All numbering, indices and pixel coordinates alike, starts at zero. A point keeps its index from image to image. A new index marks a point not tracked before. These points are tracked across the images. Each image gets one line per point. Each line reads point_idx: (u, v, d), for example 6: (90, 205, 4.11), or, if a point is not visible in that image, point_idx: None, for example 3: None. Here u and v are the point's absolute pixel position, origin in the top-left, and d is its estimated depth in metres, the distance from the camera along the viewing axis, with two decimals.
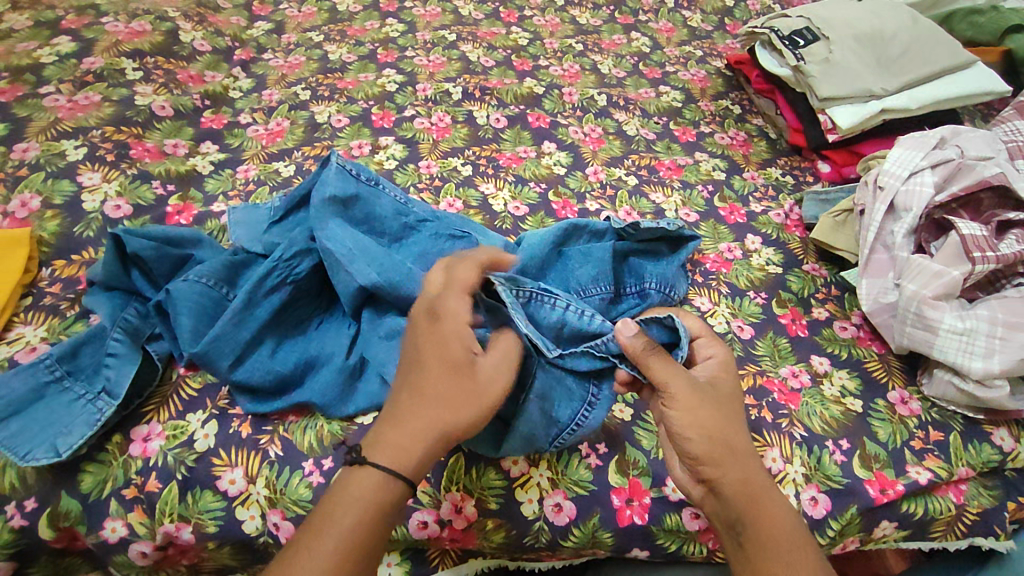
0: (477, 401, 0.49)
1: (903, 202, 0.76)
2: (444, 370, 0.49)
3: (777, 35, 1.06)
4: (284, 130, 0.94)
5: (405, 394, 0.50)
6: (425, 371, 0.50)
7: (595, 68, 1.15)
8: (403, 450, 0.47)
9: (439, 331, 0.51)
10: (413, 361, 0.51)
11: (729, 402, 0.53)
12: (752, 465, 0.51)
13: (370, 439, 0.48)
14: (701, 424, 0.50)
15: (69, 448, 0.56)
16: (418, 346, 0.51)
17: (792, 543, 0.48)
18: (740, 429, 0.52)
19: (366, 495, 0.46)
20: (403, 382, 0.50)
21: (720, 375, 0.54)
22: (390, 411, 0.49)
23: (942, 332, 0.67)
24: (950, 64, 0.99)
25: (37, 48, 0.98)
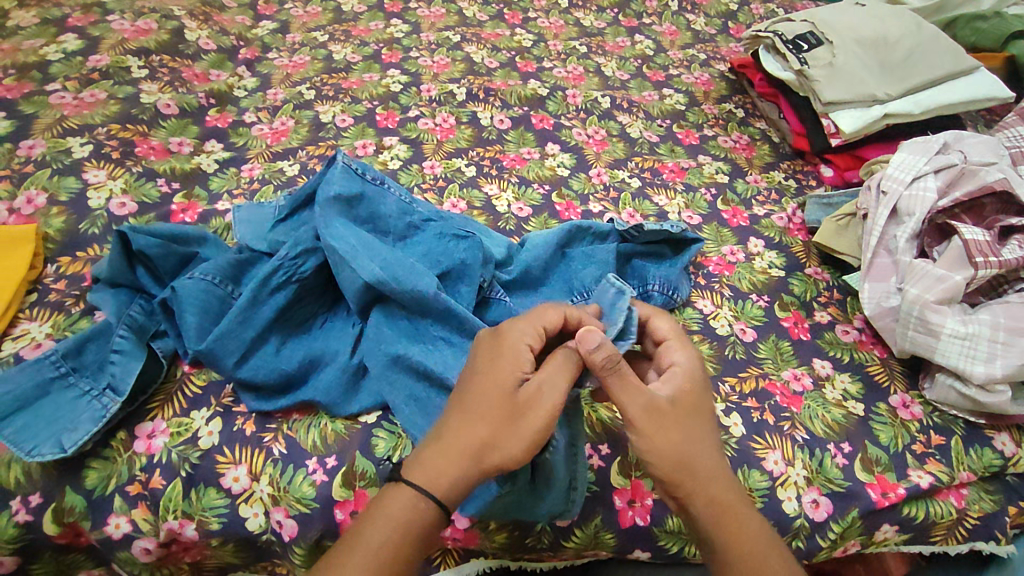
0: (522, 426, 0.49)
1: (906, 207, 0.77)
2: (496, 396, 0.49)
3: (781, 40, 1.06)
4: (288, 129, 0.95)
5: (457, 411, 0.50)
6: (477, 394, 0.50)
7: (599, 71, 1.15)
8: (442, 471, 0.48)
9: (499, 353, 0.51)
10: (468, 385, 0.51)
11: (696, 416, 0.52)
12: (723, 481, 0.50)
13: (415, 458, 0.49)
14: (668, 434, 0.50)
15: (74, 444, 0.56)
16: (478, 371, 0.51)
17: (764, 563, 0.48)
18: (707, 443, 0.51)
19: (401, 512, 0.47)
20: (457, 407, 0.51)
21: (688, 386, 0.53)
22: (440, 433, 0.50)
23: (945, 336, 0.67)
24: (954, 70, 0.99)
25: (43, 45, 0.98)
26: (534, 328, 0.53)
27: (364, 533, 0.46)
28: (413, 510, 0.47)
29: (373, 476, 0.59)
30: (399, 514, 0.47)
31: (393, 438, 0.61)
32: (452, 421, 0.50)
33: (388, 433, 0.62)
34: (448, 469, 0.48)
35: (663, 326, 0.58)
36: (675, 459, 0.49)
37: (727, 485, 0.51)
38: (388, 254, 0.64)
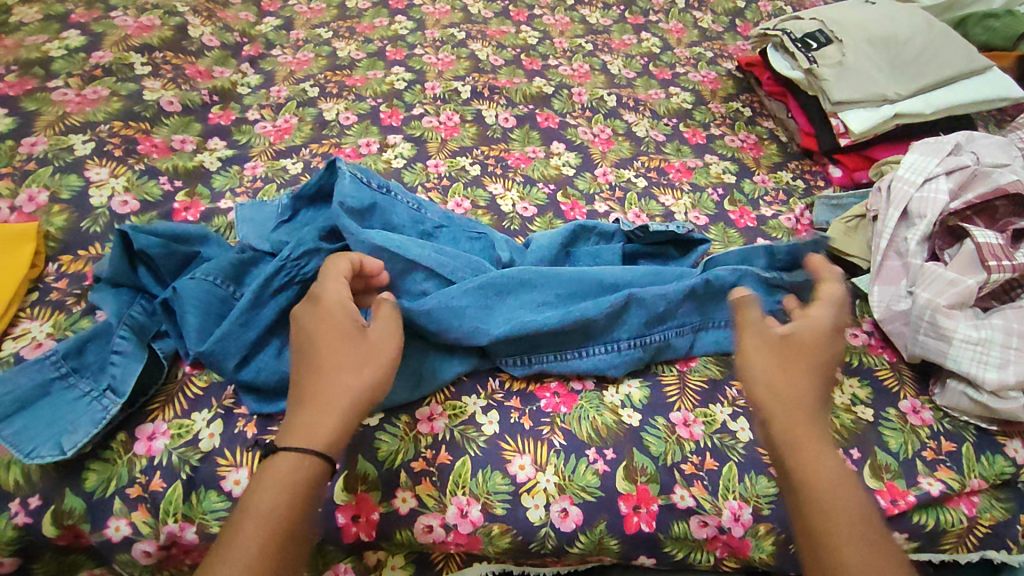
0: (376, 362, 0.53)
1: (917, 209, 0.75)
2: (344, 346, 0.53)
3: (790, 38, 1.05)
4: (292, 127, 0.94)
5: (311, 375, 0.52)
6: (320, 351, 0.53)
7: (605, 68, 1.14)
8: (312, 427, 0.49)
9: (321, 309, 0.54)
10: (304, 349, 0.53)
11: (810, 357, 0.53)
12: (818, 417, 0.51)
13: (285, 427, 0.50)
14: (771, 362, 0.53)
15: (74, 446, 0.55)
16: (314, 333, 0.53)
17: (840, 495, 0.47)
18: (811, 381, 0.52)
19: (287, 472, 0.47)
20: (304, 372, 0.52)
21: (810, 332, 0.55)
22: (298, 398, 0.51)
23: (957, 341, 0.66)
24: (965, 69, 0.98)
25: (45, 41, 0.97)
26: (342, 279, 0.56)
27: (252, 502, 0.46)
28: (295, 470, 0.47)
29: (375, 479, 0.59)
30: (280, 476, 0.47)
31: (397, 442, 0.61)
32: (306, 385, 0.51)
33: (392, 435, 0.61)
34: (320, 423, 0.49)
35: (836, 291, 0.59)
36: (775, 381, 0.52)
37: (820, 421, 0.51)
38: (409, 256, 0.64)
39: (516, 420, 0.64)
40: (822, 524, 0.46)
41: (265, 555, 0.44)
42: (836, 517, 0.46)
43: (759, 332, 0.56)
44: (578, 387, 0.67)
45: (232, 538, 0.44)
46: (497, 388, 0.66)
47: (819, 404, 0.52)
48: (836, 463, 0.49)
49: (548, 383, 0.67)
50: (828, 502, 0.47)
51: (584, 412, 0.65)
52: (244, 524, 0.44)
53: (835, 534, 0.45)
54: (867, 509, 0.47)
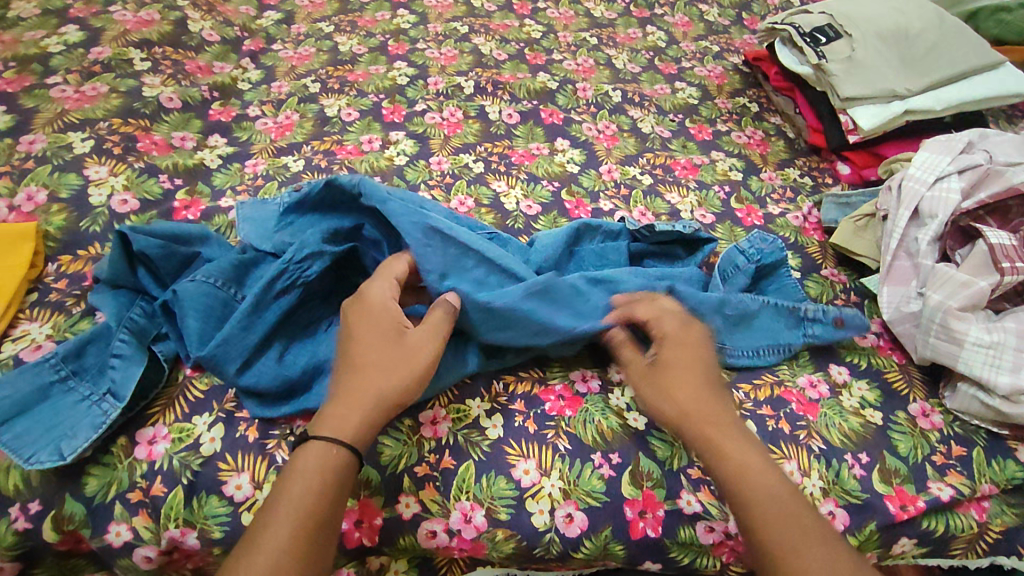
0: (414, 362, 0.55)
1: (928, 209, 0.74)
2: (383, 346, 0.55)
3: (798, 32, 1.03)
4: (293, 124, 0.93)
5: (349, 366, 0.54)
6: (361, 347, 0.55)
7: (610, 63, 1.12)
8: (344, 417, 0.51)
9: (366, 310, 0.57)
10: (348, 344, 0.56)
11: (685, 363, 0.58)
12: (716, 414, 0.56)
13: (316, 419, 0.52)
14: (656, 387, 0.58)
15: (74, 451, 0.55)
16: (360, 328, 0.56)
17: (754, 490, 0.51)
18: (696, 386, 0.57)
19: (315, 463, 0.49)
20: (345, 366, 0.55)
21: (670, 339, 0.60)
22: (337, 392, 0.53)
23: (968, 344, 0.65)
24: (978, 64, 0.97)
25: (43, 37, 0.96)
26: (391, 280, 0.60)
27: (283, 490, 0.48)
28: (324, 459, 0.49)
29: (378, 484, 0.58)
30: (310, 466, 0.49)
31: (400, 446, 0.60)
32: (343, 376, 0.54)
33: (396, 440, 0.60)
34: (351, 415, 0.52)
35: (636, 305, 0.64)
36: (667, 403, 0.57)
37: (716, 420, 0.55)
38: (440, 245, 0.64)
39: (520, 424, 0.63)
40: (758, 525, 0.50)
41: (295, 541, 0.46)
42: (761, 515, 0.50)
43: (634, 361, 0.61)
44: (584, 390, 0.66)
45: (262, 525, 0.46)
46: (500, 391, 0.65)
47: (710, 402, 0.56)
48: (742, 456, 0.53)
49: (553, 385, 0.66)
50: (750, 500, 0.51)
51: (589, 415, 0.64)
52: (274, 512, 0.46)
53: (770, 532, 0.49)
54: (786, 491, 0.51)
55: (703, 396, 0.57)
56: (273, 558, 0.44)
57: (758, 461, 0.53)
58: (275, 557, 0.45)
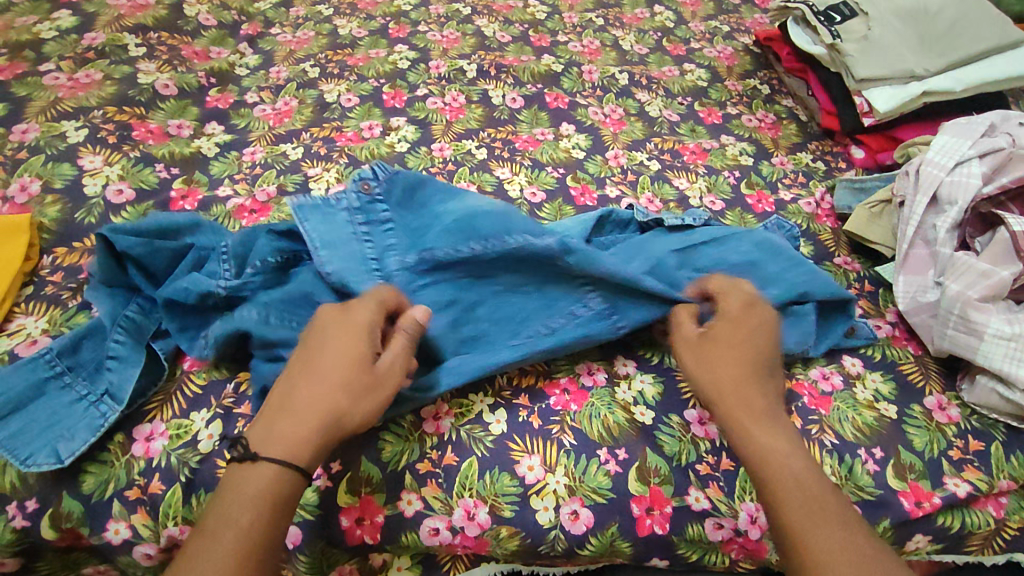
0: (373, 396, 0.52)
1: (947, 195, 0.72)
2: (351, 365, 0.51)
3: (812, 11, 1.00)
4: (292, 110, 0.91)
5: (304, 384, 0.51)
6: (326, 362, 0.52)
7: (617, 45, 1.09)
8: (291, 440, 0.48)
9: (341, 326, 0.54)
10: (313, 357, 0.52)
11: (731, 342, 0.57)
12: (752, 399, 0.55)
13: (261, 435, 0.49)
14: (705, 359, 0.57)
15: (72, 454, 0.54)
16: (328, 341, 0.53)
17: (792, 476, 0.51)
18: (741, 366, 0.56)
19: (261, 488, 0.46)
20: (301, 378, 0.51)
21: (724, 323, 0.59)
22: (286, 407, 0.50)
23: (988, 336, 0.63)
24: (1000, 43, 0.93)
25: (36, 22, 0.94)
26: (376, 301, 0.56)
27: (230, 518, 0.45)
28: (275, 486, 0.47)
29: (379, 481, 0.57)
30: (257, 492, 0.46)
31: (401, 442, 0.59)
32: (295, 389, 0.51)
33: (396, 436, 0.59)
34: (300, 437, 0.48)
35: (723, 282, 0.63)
36: (705, 384, 0.57)
37: (752, 402, 0.55)
38: (593, 266, 0.62)
39: (524, 419, 0.61)
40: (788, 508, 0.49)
41: (243, 570, 0.43)
42: (787, 500, 0.50)
43: (681, 333, 0.61)
44: (589, 383, 0.65)
45: (207, 553, 0.43)
46: (504, 385, 0.64)
47: (750, 386, 0.55)
48: (769, 440, 0.53)
49: (558, 379, 0.65)
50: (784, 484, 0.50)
51: (594, 410, 0.63)
52: (223, 538, 0.44)
53: (789, 516, 0.49)
54: (808, 474, 0.51)
55: (753, 376, 0.56)
56: None
57: (784, 447, 0.53)
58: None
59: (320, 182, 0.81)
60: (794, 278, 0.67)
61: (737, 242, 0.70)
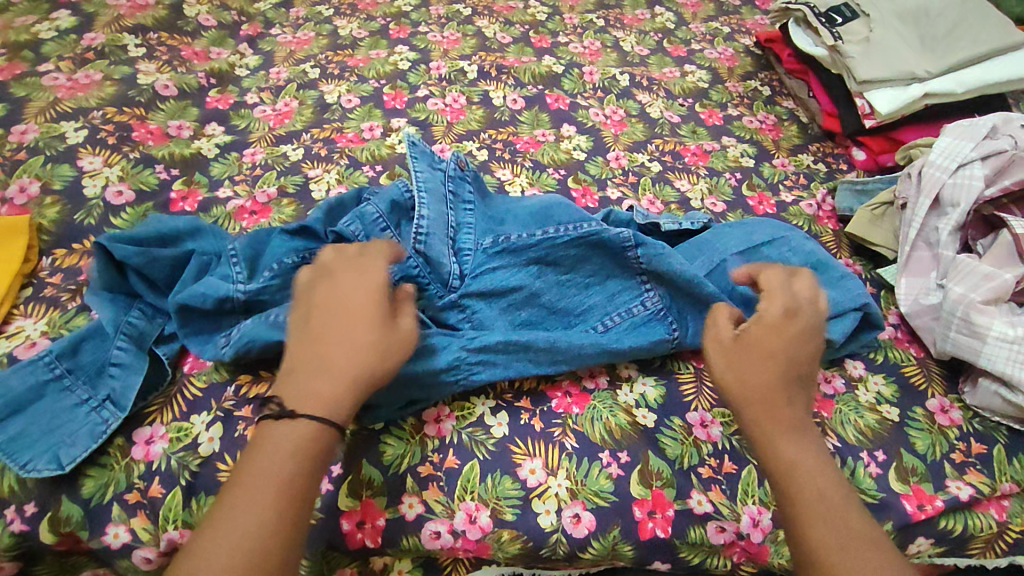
0: (400, 352, 0.52)
1: (950, 197, 0.72)
2: (374, 321, 0.51)
3: (813, 12, 1.00)
4: (292, 111, 0.90)
5: (333, 342, 0.50)
6: (352, 320, 0.51)
7: (618, 46, 1.09)
8: (329, 399, 0.48)
9: (365, 283, 0.53)
10: (336, 312, 0.51)
11: (767, 347, 0.53)
12: (781, 410, 0.52)
13: (295, 393, 0.48)
14: (735, 363, 0.54)
15: (72, 461, 0.54)
16: (350, 296, 0.52)
17: (823, 498, 0.48)
18: (775, 375, 0.53)
19: (299, 443, 0.46)
20: (326, 335, 0.50)
21: (761, 326, 0.54)
22: (316, 365, 0.49)
23: (991, 339, 0.63)
24: (1001, 45, 0.93)
25: (35, 22, 0.94)
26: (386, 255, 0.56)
27: (267, 469, 0.45)
28: (312, 438, 0.46)
29: (381, 485, 0.57)
30: (295, 444, 0.46)
31: (403, 445, 0.59)
32: (318, 346, 0.50)
33: (398, 438, 0.59)
34: (337, 398, 0.48)
35: (774, 275, 0.57)
36: (738, 389, 0.53)
37: (779, 415, 0.52)
38: (663, 262, 0.65)
39: (526, 422, 0.61)
40: (813, 532, 0.46)
41: (285, 518, 0.43)
42: (810, 523, 0.47)
43: (714, 334, 0.56)
44: (591, 386, 0.65)
45: (243, 504, 0.43)
46: (506, 388, 0.63)
47: (783, 395, 0.52)
48: (798, 455, 0.50)
49: (560, 382, 0.64)
50: (811, 506, 0.48)
51: (596, 413, 0.63)
52: (260, 489, 0.44)
53: (809, 529, 0.46)
54: (836, 494, 0.48)
55: (785, 385, 0.53)
56: (256, 536, 0.42)
57: (812, 464, 0.50)
58: (258, 541, 0.42)
59: (321, 184, 0.81)
60: (857, 287, 0.67)
61: (799, 243, 0.71)
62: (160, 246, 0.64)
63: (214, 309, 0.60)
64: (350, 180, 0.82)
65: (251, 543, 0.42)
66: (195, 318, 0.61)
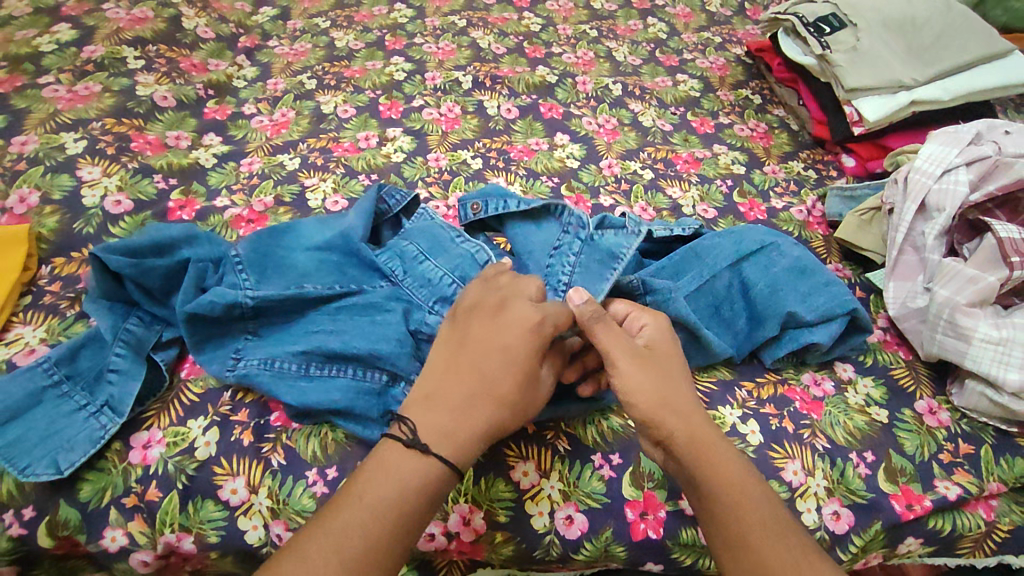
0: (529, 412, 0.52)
1: (935, 202, 0.73)
2: (524, 378, 0.50)
3: (802, 22, 1.02)
4: (289, 121, 0.92)
5: (479, 391, 0.49)
6: (506, 372, 0.50)
7: (611, 56, 1.11)
8: (461, 448, 0.47)
9: (525, 335, 0.51)
10: (493, 357, 0.50)
11: (667, 362, 0.53)
12: (701, 417, 0.51)
13: (434, 430, 0.47)
14: (647, 373, 0.51)
15: (71, 465, 0.55)
16: (512, 345, 0.51)
17: (767, 501, 0.47)
18: (684, 386, 0.52)
19: (425, 484, 0.45)
20: (476, 381, 0.49)
21: (659, 342, 0.55)
22: (457, 406, 0.48)
23: (976, 341, 0.64)
24: (985, 53, 0.94)
25: (36, 36, 0.95)
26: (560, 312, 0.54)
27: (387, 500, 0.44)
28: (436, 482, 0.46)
29: None
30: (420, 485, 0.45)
31: None
32: (457, 378, 0.50)
33: None
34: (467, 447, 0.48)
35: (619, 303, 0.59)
36: (660, 409, 0.50)
37: (702, 421, 0.51)
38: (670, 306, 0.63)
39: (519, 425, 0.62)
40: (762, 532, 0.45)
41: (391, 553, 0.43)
42: (760, 523, 0.45)
43: (622, 346, 0.52)
44: None
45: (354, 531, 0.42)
46: None
47: (694, 403, 0.52)
48: (731, 458, 0.49)
49: None
50: (756, 509, 0.46)
51: (589, 415, 0.63)
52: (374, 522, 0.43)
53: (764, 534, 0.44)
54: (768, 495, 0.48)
55: (691, 392, 0.53)
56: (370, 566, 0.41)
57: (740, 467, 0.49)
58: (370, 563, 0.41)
59: (317, 193, 0.82)
60: (844, 291, 0.67)
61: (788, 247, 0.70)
62: (156, 254, 0.63)
63: (222, 314, 0.60)
64: (347, 189, 0.83)
65: (358, 547, 0.41)
66: (200, 323, 0.60)
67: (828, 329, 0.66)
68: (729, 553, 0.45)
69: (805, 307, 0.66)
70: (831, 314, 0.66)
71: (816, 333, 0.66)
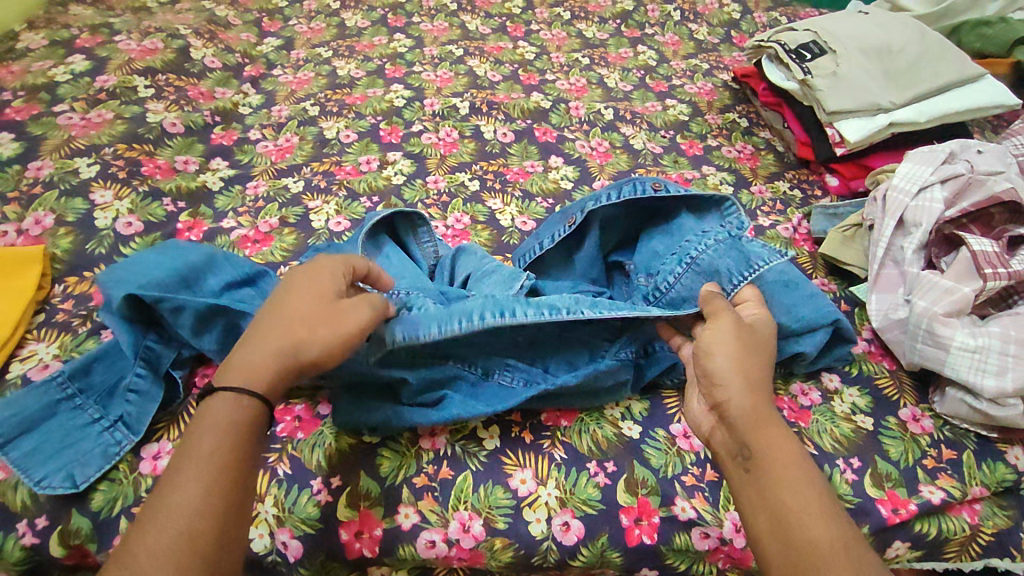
0: (335, 327, 0.50)
1: (913, 218, 0.76)
2: (312, 297, 0.51)
3: (784, 49, 1.07)
4: (293, 146, 0.95)
5: (265, 324, 0.50)
6: (289, 299, 0.51)
7: (602, 82, 1.15)
8: (254, 368, 0.48)
9: (309, 271, 0.53)
10: (280, 296, 0.52)
11: (757, 344, 0.56)
12: (769, 402, 0.52)
13: (227, 367, 0.48)
14: (735, 346, 0.54)
15: (86, 480, 0.57)
16: (297, 282, 0.52)
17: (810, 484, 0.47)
18: (762, 371, 0.54)
19: (232, 419, 0.46)
20: (262, 318, 0.51)
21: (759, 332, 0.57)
22: (250, 340, 0.50)
23: (954, 348, 0.67)
24: (959, 77, 0.99)
25: (51, 66, 0.99)
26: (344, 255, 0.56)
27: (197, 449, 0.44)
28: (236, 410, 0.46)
29: (378, 496, 0.59)
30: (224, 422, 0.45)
31: (398, 458, 0.61)
32: (262, 318, 0.51)
33: (394, 452, 0.61)
34: (256, 365, 0.48)
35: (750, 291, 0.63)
36: (732, 378, 0.52)
37: (769, 404, 0.52)
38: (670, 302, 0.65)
39: (516, 434, 0.64)
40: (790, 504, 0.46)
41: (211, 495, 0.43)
42: (793, 499, 0.46)
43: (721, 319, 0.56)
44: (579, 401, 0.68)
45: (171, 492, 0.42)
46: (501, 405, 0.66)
47: (767, 389, 0.53)
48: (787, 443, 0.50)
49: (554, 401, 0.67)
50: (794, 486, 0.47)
51: (584, 425, 0.65)
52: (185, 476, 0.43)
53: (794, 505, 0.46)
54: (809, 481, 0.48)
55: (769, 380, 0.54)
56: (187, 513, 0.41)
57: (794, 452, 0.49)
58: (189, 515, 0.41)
59: (321, 214, 0.85)
60: (828, 304, 0.70)
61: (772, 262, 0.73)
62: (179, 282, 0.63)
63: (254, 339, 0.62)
64: (349, 211, 0.86)
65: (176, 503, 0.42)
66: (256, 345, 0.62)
67: (817, 339, 0.68)
68: (772, 524, 0.45)
69: (798, 319, 0.68)
70: (819, 324, 0.69)
71: (808, 343, 0.68)
